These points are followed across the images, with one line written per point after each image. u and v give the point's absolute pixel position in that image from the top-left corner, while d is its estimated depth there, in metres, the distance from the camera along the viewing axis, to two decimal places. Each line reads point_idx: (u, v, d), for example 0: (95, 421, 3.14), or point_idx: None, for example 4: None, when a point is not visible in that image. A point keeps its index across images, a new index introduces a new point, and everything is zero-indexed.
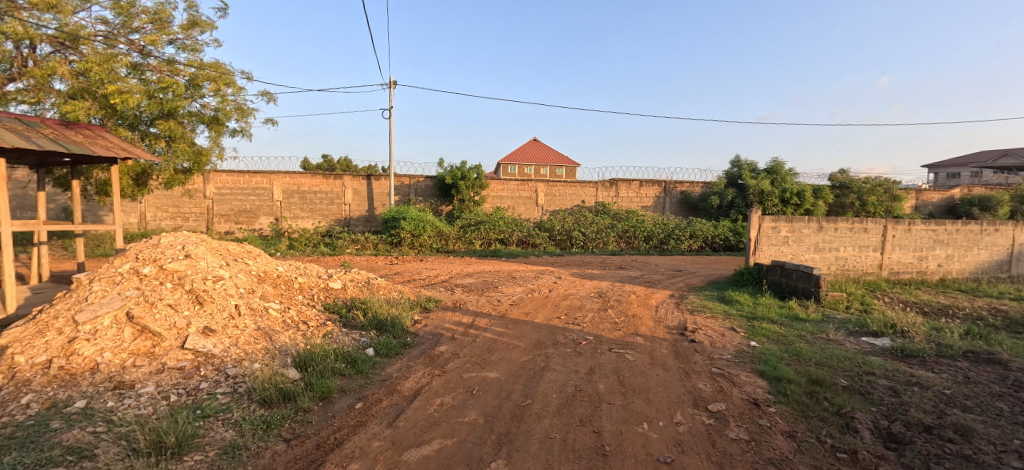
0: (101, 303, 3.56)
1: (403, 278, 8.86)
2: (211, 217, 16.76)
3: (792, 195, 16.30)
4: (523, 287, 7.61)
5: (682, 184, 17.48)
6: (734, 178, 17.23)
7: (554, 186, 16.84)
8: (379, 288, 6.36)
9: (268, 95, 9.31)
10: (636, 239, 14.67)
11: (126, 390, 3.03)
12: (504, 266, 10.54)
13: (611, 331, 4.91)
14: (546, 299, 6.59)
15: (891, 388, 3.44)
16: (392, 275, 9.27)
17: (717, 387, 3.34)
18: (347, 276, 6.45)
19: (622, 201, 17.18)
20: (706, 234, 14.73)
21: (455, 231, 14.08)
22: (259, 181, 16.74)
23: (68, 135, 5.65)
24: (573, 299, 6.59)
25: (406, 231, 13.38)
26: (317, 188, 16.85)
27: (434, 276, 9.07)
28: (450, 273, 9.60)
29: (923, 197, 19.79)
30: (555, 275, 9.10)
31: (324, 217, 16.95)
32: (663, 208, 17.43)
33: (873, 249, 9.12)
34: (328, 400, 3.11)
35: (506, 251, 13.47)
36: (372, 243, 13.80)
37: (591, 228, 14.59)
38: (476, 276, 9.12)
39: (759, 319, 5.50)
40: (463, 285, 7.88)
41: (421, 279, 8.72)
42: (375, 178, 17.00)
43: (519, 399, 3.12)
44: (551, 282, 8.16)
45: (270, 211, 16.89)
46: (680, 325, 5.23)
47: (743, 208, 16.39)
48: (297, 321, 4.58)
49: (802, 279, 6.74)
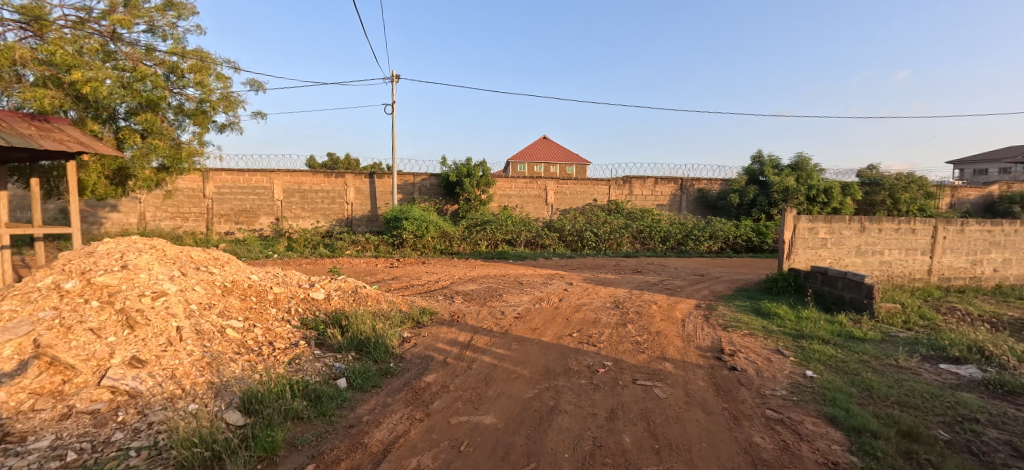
0: (4, 329, 2.89)
1: (401, 284, 8.15)
2: (211, 218, 16.29)
3: (819, 192, 15.27)
4: (531, 295, 6.84)
5: (700, 181, 16.54)
6: (755, 174, 16.28)
7: (564, 184, 16.03)
8: (368, 298, 5.63)
9: (259, 86, 8.71)
10: (651, 240, 13.81)
11: (11, 446, 2.29)
12: (511, 271, 9.79)
13: (634, 354, 4.13)
14: (557, 311, 5.82)
15: (1009, 445, 2.64)
16: (389, 281, 8.56)
17: (780, 444, 2.56)
18: (333, 284, 5.73)
19: (637, 199, 16.32)
20: (728, 234, 13.79)
21: (460, 231, 13.37)
22: (260, 180, 16.23)
23: (17, 127, 5.00)
24: (587, 311, 5.82)
25: (409, 231, 12.72)
26: (319, 187, 16.28)
27: (434, 282, 8.34)
28: (452, 278, 8.87)
29: (958, 195, 18.61)
30: (566, 281, 8.31)
31: (325, 217, 16.37)
32: (680, 207, 16.53)
33: (921, 253, 8.21)
34: (269, 462, 2.37)
35: (513, 253, 12.71)
36: (373, 244, 13.15)
37: (604, 228, 13.76)
38: (480, 282, 8.37)
39: (807, 339, 4.69)
40: (465, 293, 7.14)
41: (420, 285, 8.01)
42: (378, 176, 16.36)
43: (520, 462, 2.37)
44: (562, 289, 7.38)
45: (270, 211, 16.35)
46: (715, 346, 4.43)
47: (766, 206, 15.37)
48: (260, 343, 3.86)
49: (851, 288, 5.90)
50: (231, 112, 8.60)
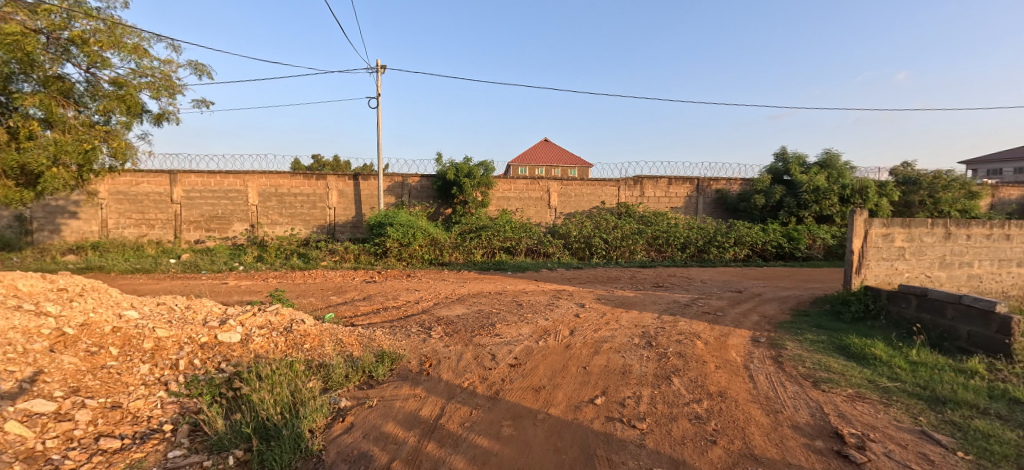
0: None
1: (370, 308, 6.54)
2: (179, 224, 14.80)
3: (853, 192, 13.63)
4: (533, 325, 5.25)
5: (719, 181, 14.93)
6: (779, 173, 14.73)
7: (569, 185, 14.47)
8: (305, 337, 4.03)
9: (201, 66, 7.13)
10: (669, 247, 12.17)
11: None
12: (509, 287, 8.20)
13: (702, 449, 2.51)
14: (569, 353, 4.23)
15: None
16: (358, 302, 6.97)
17: None
18: (260, 318, 4.13)
19: (649, 201, 14.76)
20: (756, 240, 12.15)
21: (452, 239, 11.79)
22: (232, 182, 14.71)
23: None
24: (610, 352, 4.23)
25: (393, 239, 11.14)
26: (298, 189, 14.74)
27: (413, 305, 6.74)
28: (437, 298, 7.26)
29: (999, 194, 16.98)
30: (577, 301, 6.74)
31: (305, 223, 14.83)
32: (696, 209, 14.95)
33: (1017, 264, 6.61)
34: None
35: (512, 263, 11.10)
36: (353, 254, 11.53)
37: (614, 234, 12.17)
38: (470, 303, 6.77)
39: (952, 407, 3.11)
40: (448, 323, 5.55)
41: (394, 310, 6.41)
42: (363, 177, 14.76)
43: None
44: (573, 315, 5.77)
45: (244, 217, 14.81)
46: (822, 426, 2.83)
47: (795, 208, 13.71)
48: (73, 446, 2.30)
49: (969, 320, 4.37)
50: (166, 97, 7.06)
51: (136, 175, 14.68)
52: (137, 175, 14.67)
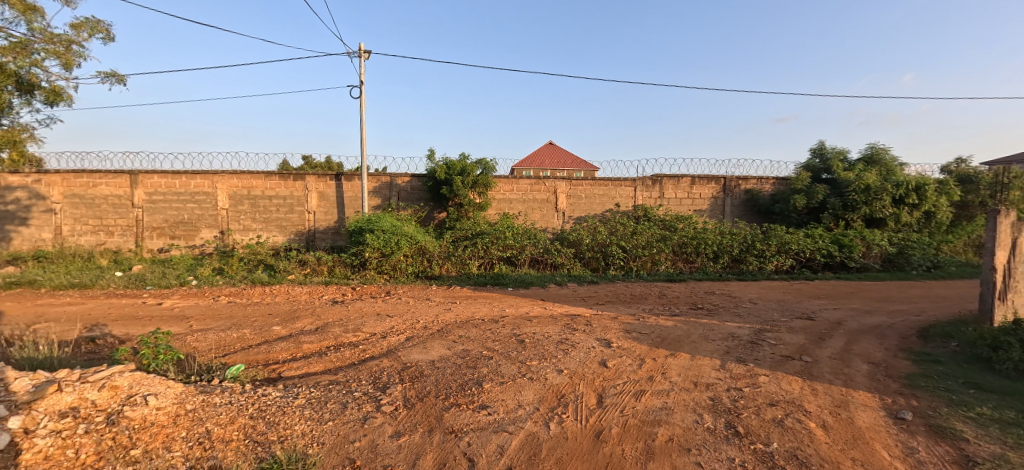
0: None
1: (317, 347, 4.79)
2: (141, 231, 13.20)
3: (909, 191, 11.65)
4: (540, 386, 3.45)
5: (749, 180, 13.11)
6: (817, 171, 12.87)
7: (578, 186, 12.72)
8: (135, 438, 2.30)
9: (95, 23, 5.57)
10: (698, 256, 10.35)
11: None
12: (508, 310, 6.44)
13: None
14: (603, 457, 2.44)
15: None
16: (305, 335, 5.22)
17: None
18: (68, 398, 2.41)
19: (670, 203, 13.00)
20: (801, 248, 10.28)
21: (443, 247, 10.02)
22: (199, 183, 13.07)
23: None
24: (676, 456, 2.44)
25: (372, 248, 9.46)
26: (273, 192, 13.08)
27: (377, 341, 4.97)
28: (412, 328, 5.50)
29: None
30: (599, 334, 4.95)
31: (281, 230, 13.17)
32: (723, 213, 13.15)
33: None
34: None
35: (513, 276, 9.34)
36: (327, 266, 9.77)
37: (633, 241, 10.39)
38: (452, 338, 5.01)
39: None
40: (414, 377, 3.77)
41: (347, 351, 4.64)
42: (346, 177, 13.05)
43: None
44: (599, 363, 3.98)
45: (213, 222, 13.16)
46: None
47: (841, 210, 11.85)
48: None
49: None
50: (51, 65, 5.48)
51: (94, 176, 13.13)
52: (95, 176, 13.13)
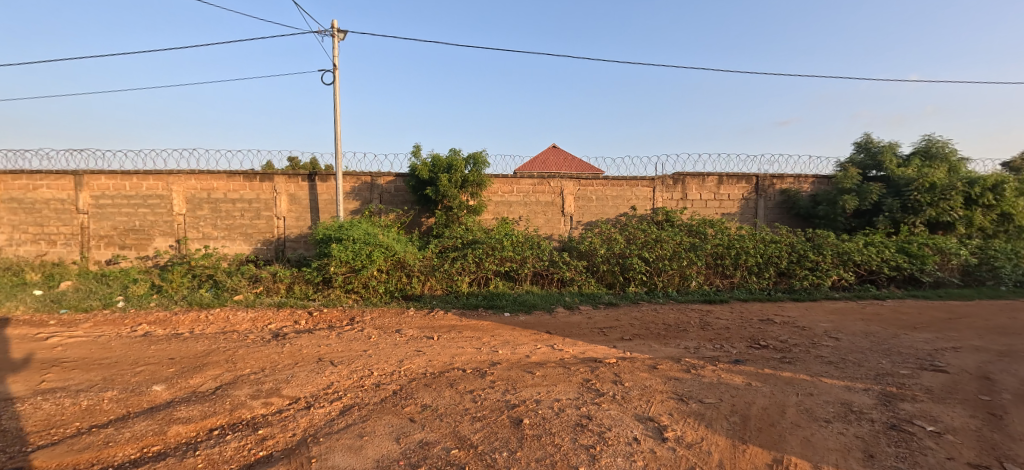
0: None
1: (192, 433, 3.01)
2: (86, 240, 11.50)
3: (983, 190, 9.76)
4: None
5: (785, 179, 11.26)
6: (865, 167, 11.00)
7: (588, 186, 10.95)
8: None
9: None
10: (736, 269, 8.54)
11: None
12: (501, 353, 4.64)
13: None
14: None
15: None
16: (188, 405, 3.42)
17: None
18: None
19: (695, 206, 11.19)
20: (864, 259, 8.42)
21: (427, 260, 8.25)
22: (152, 185, 11.36)
23: None
24: None
25: (338, 261, 7.70)
26: (237, 195, 11.37)
27: (293, 418, 3.18)
28: (357, 390, 3.69)
29: None
30: (640, 408, 3.13)
31: (245, 238, 11.44)
32: (756, 217, 11.32)
33: None
34: None
35: (510, 295, 7.56)
36: (284, 283, 8.02)
37: (657, 250, 8.59)
38: (409, 412, 3.21)
39: None
40: None
41: (235, 443, 2.86)
42: (320, 177, 11.31)
43: None
44: None
45: (168, 229, 11.44)
46: None
47: (900, 213, 9.99)
48: None
49: None
50: None
51: (34, 176, 11.46)
52: (35, 177, 11.46)
